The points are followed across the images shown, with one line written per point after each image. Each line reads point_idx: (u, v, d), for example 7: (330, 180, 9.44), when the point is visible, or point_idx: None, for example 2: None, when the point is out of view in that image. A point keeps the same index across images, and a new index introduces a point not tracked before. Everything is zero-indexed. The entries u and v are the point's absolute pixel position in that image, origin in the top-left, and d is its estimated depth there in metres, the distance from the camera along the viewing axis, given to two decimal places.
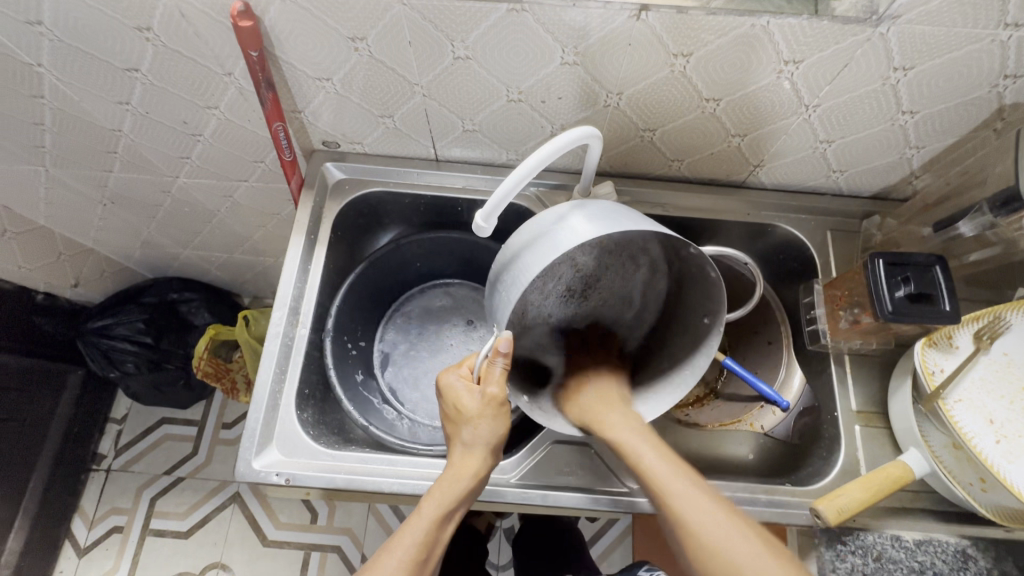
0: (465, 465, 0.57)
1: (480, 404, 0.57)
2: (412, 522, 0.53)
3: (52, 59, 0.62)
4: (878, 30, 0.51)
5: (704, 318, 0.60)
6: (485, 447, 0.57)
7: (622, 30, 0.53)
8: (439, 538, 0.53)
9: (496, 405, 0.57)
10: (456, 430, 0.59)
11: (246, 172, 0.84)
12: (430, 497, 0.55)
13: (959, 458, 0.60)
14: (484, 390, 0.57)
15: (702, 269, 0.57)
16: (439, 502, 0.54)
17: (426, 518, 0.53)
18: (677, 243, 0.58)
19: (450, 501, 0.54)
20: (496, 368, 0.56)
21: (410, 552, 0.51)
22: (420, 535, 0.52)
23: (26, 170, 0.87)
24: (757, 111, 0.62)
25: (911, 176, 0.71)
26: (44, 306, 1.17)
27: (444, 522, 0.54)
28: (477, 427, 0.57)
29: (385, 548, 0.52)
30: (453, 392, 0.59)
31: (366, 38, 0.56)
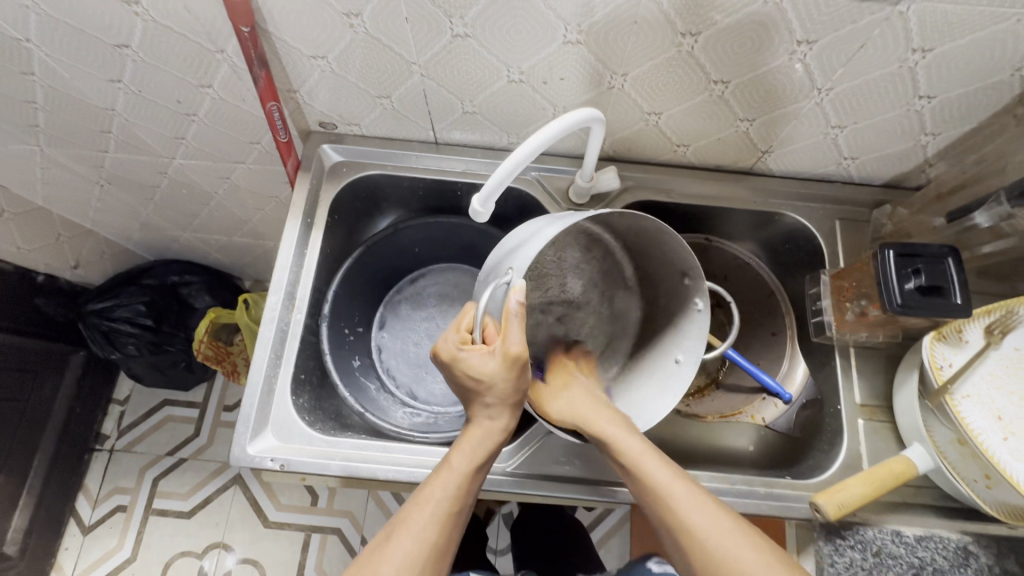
0: (490, 420, 0.55)
1: (498, 366, 0.51)
2: (443, 475, 0.53)
3: (41, 34, 0.60)
4: (897, 8, 0.49)
5: (673, 358, 0.61)
6: (508, 404, 0.54)
7: (628, 7, 0.51)
8: (469, 488, 0.54)
9: (518, 365, 0.51)
10: (477, 395, 0.54)
11: (244, 154, 0.82)
12: (458, 450, 0.54)
13: (965, 454, 0.59)
14: (502, 349, 0.50)
15: (686, 305, 0.60)
16: (468, 456, 0.54)
17: (458, 472, 0.53)
18: (669, 274, 0.61)
19: (480, 457, 0.54)
20: (516, 329, 0.50)
21: (441, 505, 0.52)
22: (450, 486, 0.53)
23: (22, 149, 0.86)
24: (767, 94, 0.60)
25: (925, 164, 0.68)
26: (45, 287, 1.16)
27: (475, 474, 0.54)
28: (498, 388, 0.53)
29: (415, 499, 0.53)
30: (461, 361, 0.52)
31: (361, 14, 0.54)
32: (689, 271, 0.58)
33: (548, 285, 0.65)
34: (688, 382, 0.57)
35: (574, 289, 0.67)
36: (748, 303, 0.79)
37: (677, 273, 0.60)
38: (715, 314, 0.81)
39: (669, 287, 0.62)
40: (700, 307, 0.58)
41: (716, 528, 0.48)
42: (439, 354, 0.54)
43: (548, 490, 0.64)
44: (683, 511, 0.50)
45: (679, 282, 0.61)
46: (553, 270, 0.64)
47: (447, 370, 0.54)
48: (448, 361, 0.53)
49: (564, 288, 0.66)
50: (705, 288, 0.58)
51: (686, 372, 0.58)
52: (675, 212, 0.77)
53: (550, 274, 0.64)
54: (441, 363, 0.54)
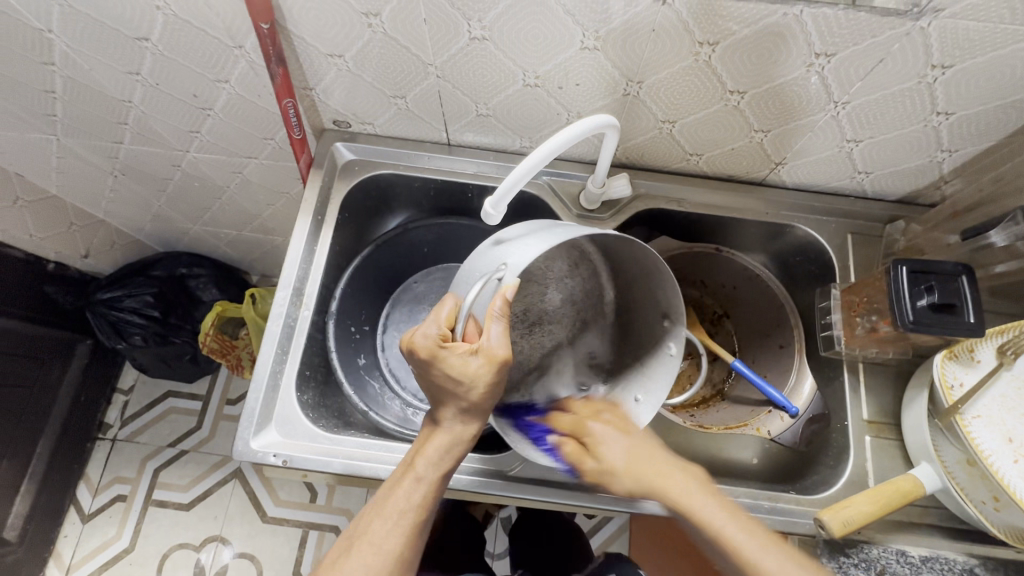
0: (456, 426, 0.54)
1: (480, 368, 0.50)
2: (407, 484, 0.53)
3: (62, 25, 0.61)
4: (918, 24, 0.48)
5: (634, 396, 0.62)
6: (478, 411, 0.53)
7: (647, 14, 0.51)
8: (433, 499, 0.53)
9: (498, 370, 0.50)
10: (447, 399, 0.53)
11: (257, 149, 0.83)
12: (422, 462, 0.53)
13: (973, 475, 0.59)
14: (483, 351, 0.50)
15: (660, 347, 0.61)
16: (433, 467, 0.53)
17: (424, 483, 0.52)
18: (649, 313, 0.63)
19: (445, 465, 0.54)
20: (497, 329, 0.50)
21: (405, 516, 0.52)
22: (414, 499, 0.52)
23: (38, 137, 0.87)
24: (782, 106, 0.60)
25: (941, 181, 0.68)
26: (55, 275, 1.17)
27: (440, 482, 0.54)
28: (472, 391, 0.51)
29: (377, 510, 0.52)
30: (440, 359, 0.50)
31: (380, 14, 0.54)
32: (671, 319, 0.60)
33: (530, 291, 0.67)
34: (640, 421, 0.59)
35: (554, 300, 0.68)
36: (757, 313, 0.79)
37: (657, 315, 0.62)
38: (722, 324, 0.82)
39: (645, 324, 0.64)
40: (672, 352, 0.60)
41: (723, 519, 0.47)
42: (413, 347, 0.51)
43: (550, 496, 0.64)
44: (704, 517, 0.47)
45: (658, 322, 0.62)
46: (540, 278, 0.67)
47: (418, 365, 0.52)
48: (423, 358, 0.51)
49: (547, 299, 0.67)
50: (682, 337, 0.59)
51: (646, 410, 0.59)
52: (685, 221, 0.77)
53: (537, 281, 0.67)
54: (415, 357, 0.51)
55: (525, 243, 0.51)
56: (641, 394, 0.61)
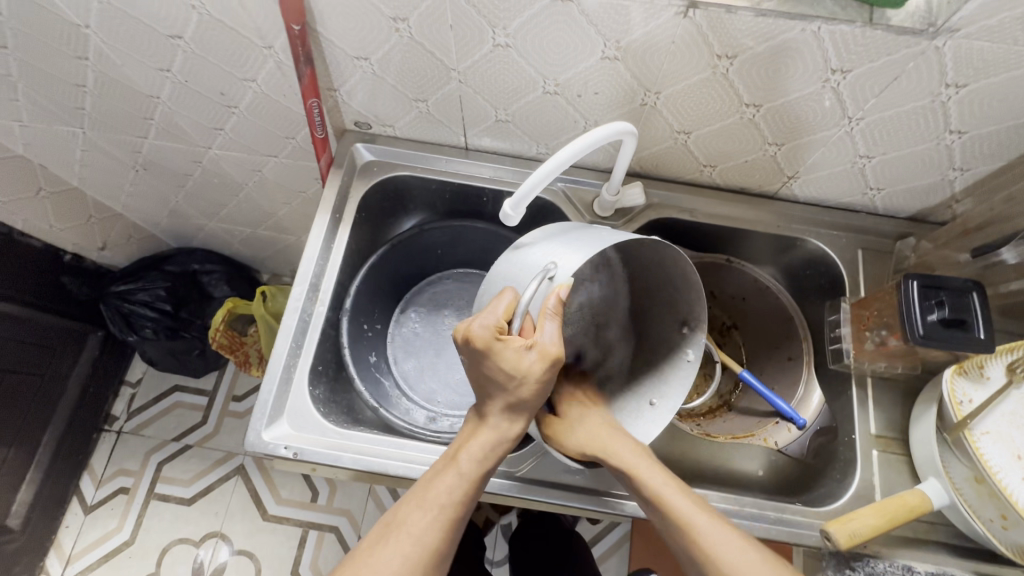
0: (503, 424, 0.55)
1: (533, 363, 0.51)
2: (450, 478, 0.53)
3: (99, 22, 0.63)
4: (934, 43, 0.49)
5: (648, 401, 0.63)
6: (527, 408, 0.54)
7: (668, 27, 0.52)
8: (475, 494, 0.54)
9: (552, 367, 0.51)
10: (495, 394, 0.54)
11: (278, 148, 0.85)
12: (465, 456, 0.54)
13: (981, 492, 0.58)
14: (537, 347, 0.51)
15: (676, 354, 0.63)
16: (477, 462, 0.54)
17: (467, 477, 0.53)
18: (663, 322, 0.65)
19: (488, 461, 0.54)
20: (551, 327, 0.51)
21: (446, 510, 0.52)
22: (456, 492, 0.53)
23: (65, 131, 0.89)
24: (796, 121, 0.61)
25: (952, 200, 0.68)
26: (72, 266, 1.19)
27: (482, 478, 0.54)
28: (523, 388, 0.52)
29: (416, 500, 0.53)
30: (495, 352, 0.50)
31: (408, 19, 0.56)
32: (690, 325, 0.62)
33: None
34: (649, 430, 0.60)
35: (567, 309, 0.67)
36: (767, 324, 0.80)
37: (675, 321, 0.64)
38: (731, 334, 0.82)
39: (657, 331, 0.65)
40: (690, 359, 0.61)
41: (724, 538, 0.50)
42: (469, 337, 0.50)
43: (557, 497, 0.64)
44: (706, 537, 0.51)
45: (674, 329, 0.64)
46: None
47: (473, 355, 0.52)
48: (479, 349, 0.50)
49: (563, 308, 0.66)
50: (702, 342, 0.60)
51: (659, 417, 0.60)
52: (696, 231, 0.77)
53: None
54: (470, 348, 0.51)
55: (570, 246, 0.52)
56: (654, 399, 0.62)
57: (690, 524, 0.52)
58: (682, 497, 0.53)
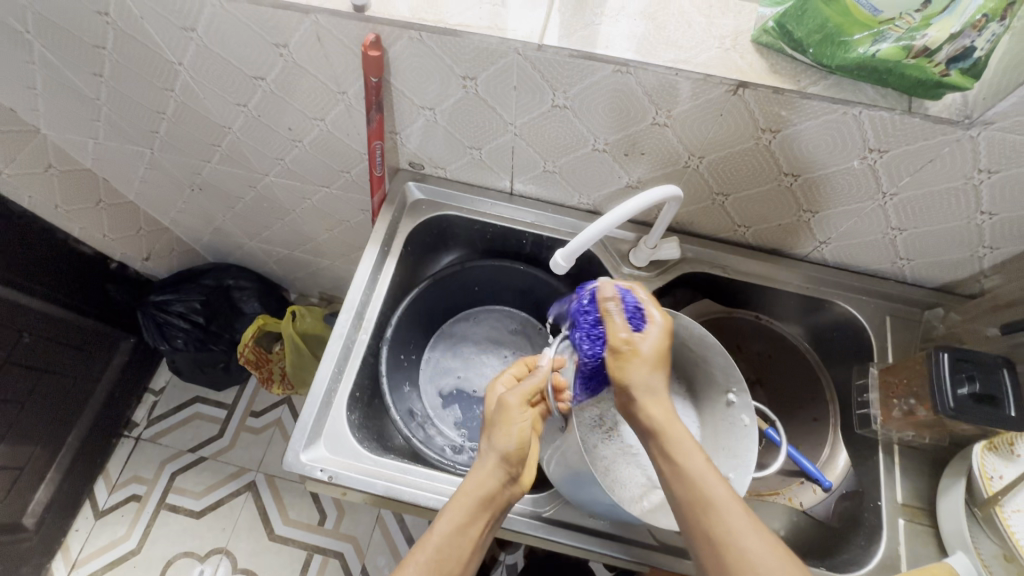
0: (482, 470, 0.55)
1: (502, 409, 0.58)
2: (425, 539, 0.52)
3: (191, 60, 0.69)
4: (969, 132, 0.53)
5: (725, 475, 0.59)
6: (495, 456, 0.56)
7: (718, 101, 0.56)
8: (455, 555, 0.52)
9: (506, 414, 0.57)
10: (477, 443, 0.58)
11: (330, 180, 0.90)
12: (442, 514, 0.53)
13: (1011, 571, 0.58)
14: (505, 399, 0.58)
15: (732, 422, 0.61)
16: (451, 520, 0.53)
17: (437, 535, 0.52)
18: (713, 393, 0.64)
19: (461, 518, 0.53)
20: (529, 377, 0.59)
21: (420, 568, 0.50)
22: (434, 550, 0.51)
23: (134, 150, 0.96)
24: (833, 191, 0.64)
25: (981, 275, 0.70)
26: (116, 274, 1.24)
27: (458, 538, 0.52)
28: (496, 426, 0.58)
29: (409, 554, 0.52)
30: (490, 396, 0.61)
31: (476, 78, 0.61)
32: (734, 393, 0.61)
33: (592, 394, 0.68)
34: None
35: None
36: (793, 383, 0.81)
37: (721, 394, 0.63)
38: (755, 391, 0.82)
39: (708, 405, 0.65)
40: (746, 423, 0.59)
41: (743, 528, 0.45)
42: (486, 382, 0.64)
43: (582, 542, 0.64)
44: (727, 522, 0.45)
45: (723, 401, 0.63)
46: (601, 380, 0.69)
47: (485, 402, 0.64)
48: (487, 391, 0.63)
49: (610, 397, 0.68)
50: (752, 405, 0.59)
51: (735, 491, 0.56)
52: (727, 287, 0.80)
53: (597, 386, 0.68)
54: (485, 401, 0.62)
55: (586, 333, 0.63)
56: (731, 470, 0.58)
57: (710, 505, 0.46)
58: (720, 482, 0.47)
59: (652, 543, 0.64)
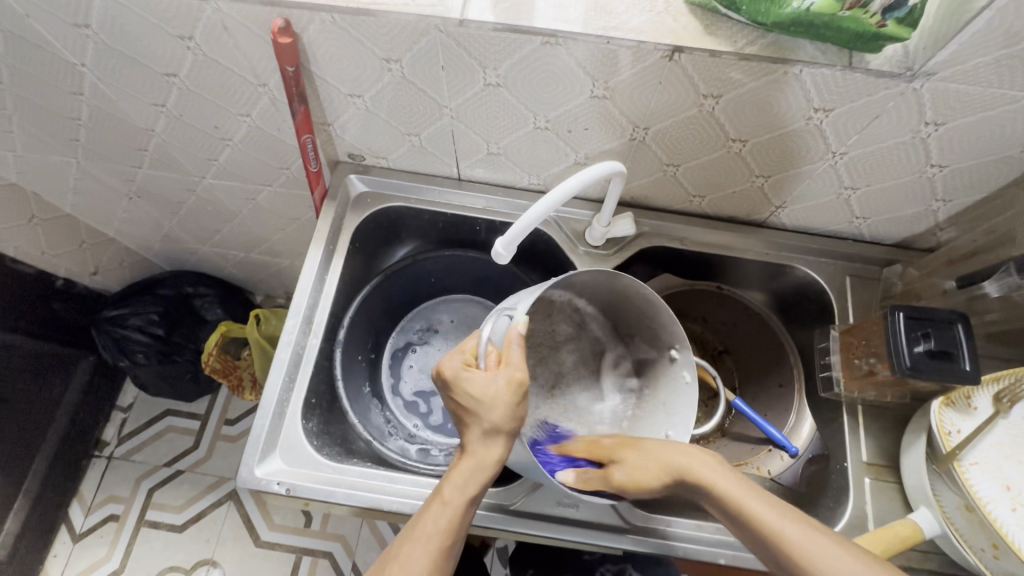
0: (484, 450, 0.52)
1: (501, 386, 0.52)
2: (435, 508, 0.50)
3: (95, 59, 0.64)
4: (912, 85, 0.51)
5: (662, 433, 0.61)
6: (504, 431, 0.52)
7: (654, 68, 0.53)
8: (464, 522, 0.51)
9: (519, 388, 0.52)
10: (470, 417, 0.52)
11: (271, 178, 0.85)
12: (452, 481, 0.51)
13: (972, 521, 0.59)
14: (506, 372, 0.52)
15: (674, 377, 0.62)
16: (461, 489, 0.51)
17: (451, 506, 0.50)
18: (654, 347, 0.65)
19: (474, 489, 0.51)
20: (515, 352, 0.53)
21: (433, 540, 0.48)
22: (446, 520, 0.49)
23: (60, 161, 0.90)
24: (783, 154, 0.62)
25: (937, 228, 0.69)
26: (63, 292, 1.18)
27: (468, 507, 0.51)
28: (498, 411, 0.52)
29: (406, 533, 0.49)
30: (462, 380, 0.52)
31: (400, 60, 0.57)
32: (677, 349, 0.61)
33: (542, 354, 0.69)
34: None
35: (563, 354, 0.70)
36: (759, 350, 0.80)
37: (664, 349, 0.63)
38: (722, 360, 0.82)
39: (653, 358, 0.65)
40: (688, 380, 0.60)
41: (742, 495, 0.48)
42: (439, 372, 0.53)
43: (551, 531, 0.64)
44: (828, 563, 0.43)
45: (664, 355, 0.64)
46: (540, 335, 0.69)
47: (452, 393, 0.53)
48: (451, 381, 0.52)
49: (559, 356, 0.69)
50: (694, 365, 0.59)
51: None
52: (687, 259, 0.78)
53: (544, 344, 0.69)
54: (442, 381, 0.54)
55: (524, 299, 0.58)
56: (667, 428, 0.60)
57: (797, 548, 0.44)
58: (795, 525, 0.45)
59: (623, 524, 0.64)
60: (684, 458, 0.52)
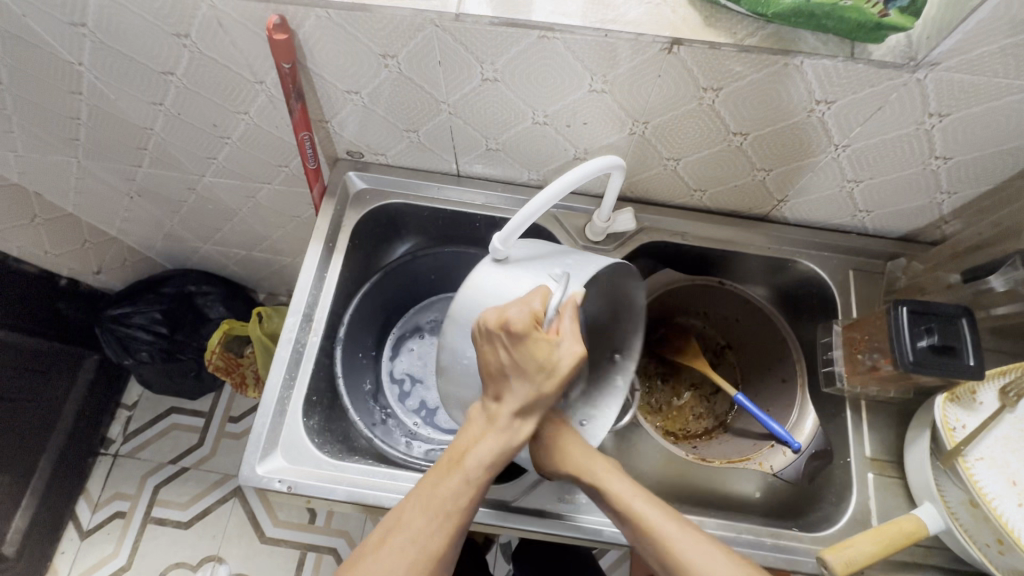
0: (514, 422, 0.51)
1: (556, 360, 0.49)
2: (454, 477, 0.50)
3: (92, 58, 0.64)
4: (915, 75, 0.50)
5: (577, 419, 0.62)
6: (541, 405, 0.51)
7: (653, 61, 0.53)
8: (480, 493, 0.51)
9: (575, 364, 0.49)
10: (508, 383, 0.50)
11: (271, 176, 0.85)
12: (473, 453, 0.50)
13: (977, 516, 0.58)
14: (563, 346, 0.49)
15: (605, 377, 0.64)
16: (484, 461, 0.50)
17: (471, 479, 0.50)
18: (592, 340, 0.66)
19: (497, 462, 0.50)
20: (572, 327, 0.49)
21: (451, 514, 0.49)
22: (463, 494, 0.50)
23: (60, 160, 0.90)
24: (785, 148, 0.62)
25: (941, 221, 0.68)
26: (67, 291, 1.19)
27: (486, 479, 0.51)
28: (546, 383, 0.50)
29: (422, 502, 0.50)
30: (519, 340, 0.47)
31: (397, 56, 0.57)
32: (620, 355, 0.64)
33: None
34: (595, 443, 0.60)
35: None
36: (762, 347, 0.80)
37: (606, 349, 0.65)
38: (725, 355, 0.83)
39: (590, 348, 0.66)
40: (620, 383, 0.63)
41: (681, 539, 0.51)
42: (493, 324, 0.47)
43: (552, 527, 0.63)
44: None
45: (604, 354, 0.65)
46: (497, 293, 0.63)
47: (503, 343, 0.48)
48: (512, 335, 0.47)
49: None
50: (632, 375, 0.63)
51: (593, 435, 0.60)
52: (688, 254, 0.78)
53: None
54: (491, 332, 0.48)
55: (584, 268, 0.53)
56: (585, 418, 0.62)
57: None
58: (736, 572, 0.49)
59: None
60: (627, 493, 0.54)
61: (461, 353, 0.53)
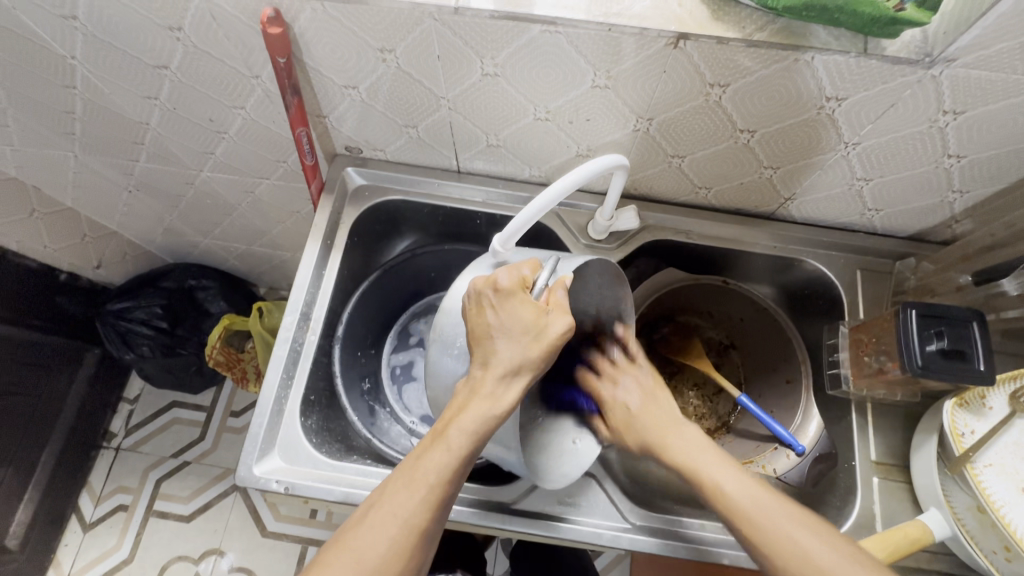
0: (497, 391, 0.47)
1: (540, 327, 0.48)
2: (436, 450, 0.47)
3: (85, 52, 0.62)
4: (930, 72, 0.48)
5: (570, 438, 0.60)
6: (524, 375, 0.48)
7: (658, 56, 0.51)
8: (462, 471, 0.48)
9: (561, 332, 0.48)
10: (490, 350, 0.48)
11: (269, 171, 0.84)
12: (454, 426, 0.47)
13: (983, 523, 0.57)
14: (550, 314, 0.48)
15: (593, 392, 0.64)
16: (466, 435, 0.47)
17: (452, 451, 0.46)
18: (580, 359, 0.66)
19: (479, 437, 0.47)
20: (562, 296, 0.49)
21: (429, 485, 0.46)
22: (446, 468, 0.46)
23: (57, 154, 0.89)
24: (793, 146, 0.60)
25: (952, 220, 0.67)
26: (67, 286, 1.18)
27: (470, 457, 0.48)
28: (527, 350, 0.47)
29: (405, 478, 0.47)
30: (503, 302, 0.48)
31: (394, 50, 0.55)
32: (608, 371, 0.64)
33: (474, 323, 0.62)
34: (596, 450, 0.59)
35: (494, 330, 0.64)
36: (766, 347, 0.78)
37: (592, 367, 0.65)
38: (728, 356, 0.81)
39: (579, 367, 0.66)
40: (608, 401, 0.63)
41: (761, 504, 0.51)
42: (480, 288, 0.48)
43: (551, 529, 0.63)
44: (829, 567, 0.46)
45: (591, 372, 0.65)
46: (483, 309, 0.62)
47: (486, 306, 0.48)
48: (497, 294, 0.48)
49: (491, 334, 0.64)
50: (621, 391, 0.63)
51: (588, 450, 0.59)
52: (693, 252, 0.76)
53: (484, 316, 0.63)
54: (478, 298, 0.49)
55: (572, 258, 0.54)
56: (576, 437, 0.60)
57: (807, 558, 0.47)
58: (809, 535, 0.48)
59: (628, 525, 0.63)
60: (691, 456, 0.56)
61: (450, 338, 0.52)
